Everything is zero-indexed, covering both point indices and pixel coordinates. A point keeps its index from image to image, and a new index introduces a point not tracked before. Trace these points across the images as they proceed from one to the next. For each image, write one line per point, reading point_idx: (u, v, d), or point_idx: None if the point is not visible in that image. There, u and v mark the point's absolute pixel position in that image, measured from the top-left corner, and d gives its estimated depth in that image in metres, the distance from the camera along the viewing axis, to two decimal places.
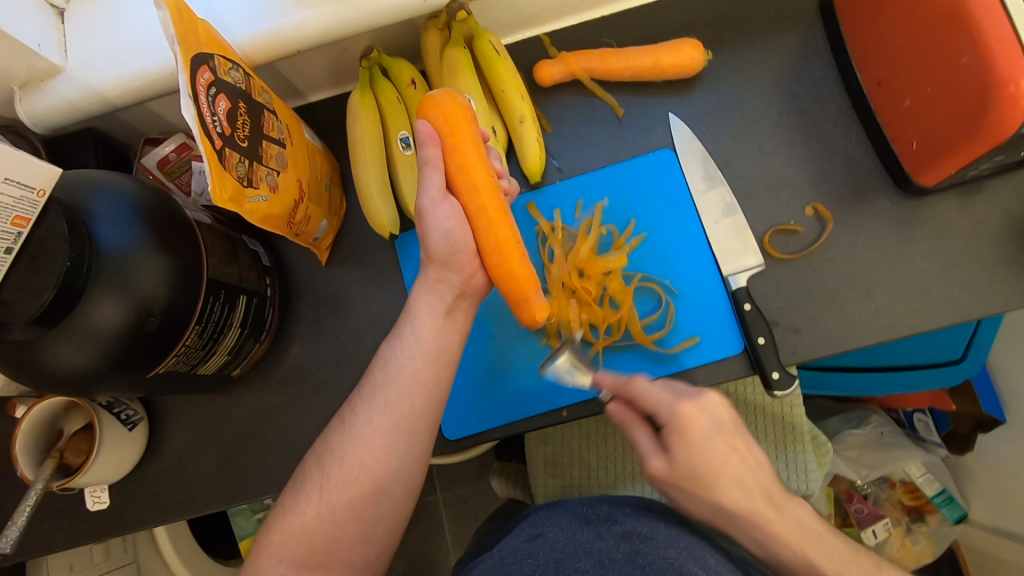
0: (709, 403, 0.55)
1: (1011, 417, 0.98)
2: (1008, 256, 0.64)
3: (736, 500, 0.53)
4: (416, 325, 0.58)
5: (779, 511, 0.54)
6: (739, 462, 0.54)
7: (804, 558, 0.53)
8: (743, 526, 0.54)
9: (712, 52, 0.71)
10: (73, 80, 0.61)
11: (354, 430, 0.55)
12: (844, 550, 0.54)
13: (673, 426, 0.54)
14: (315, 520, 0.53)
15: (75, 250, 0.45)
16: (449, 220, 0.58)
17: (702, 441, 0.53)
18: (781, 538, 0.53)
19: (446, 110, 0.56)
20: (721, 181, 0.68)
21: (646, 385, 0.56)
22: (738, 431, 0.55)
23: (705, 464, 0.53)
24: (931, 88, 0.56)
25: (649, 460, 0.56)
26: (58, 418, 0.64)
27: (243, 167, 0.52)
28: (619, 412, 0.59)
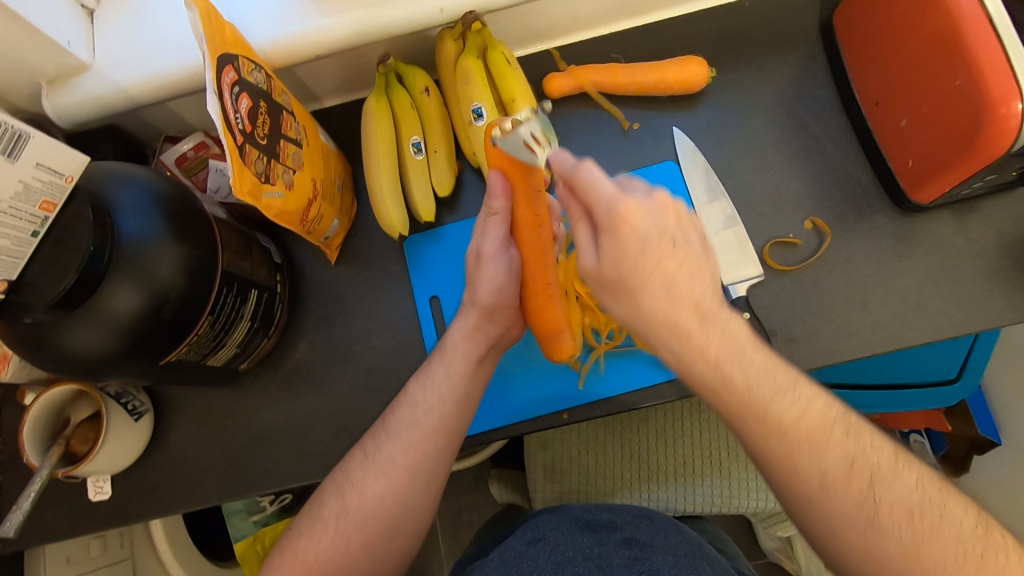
0: (652, 204, 0.48)
1: (1006, 438, 0.99)
2: (1002, 274, 0.65)
3: (657, 304, 0.47)
4: (448, 367, 0.62)
5: (703, 322, 0.46)
6: (675, 267, 0.47)
7: (718, 370, 0.46)
8: (666, 339, 0.47)
9: (716, 69, 0.73)
10: (100, 77, 0.63)
11: (375, 465, 0.58)
12: (767, 364, 0.46)
13: (608, 225, 0.47)
14: (329, 550, 0.55)
15: (98, 237, 0.47)
16: (502, 272, 0.63)
17: (636, 247, 0.46)
18: (695, 349, 0.46)
19: (515, 163, 0.57)
20: (722, 193, 0.69)
21: (594, 171, 0.48)
22: (684, 238, 0.48)
23: (633, 268, 0.47)
24: (927, 107, 0.59)
25: (586, 255, 0.51)
26: (65, 406, 0.64)
27: (262, 163, 0.53)
28: (566, 199, 0.53)
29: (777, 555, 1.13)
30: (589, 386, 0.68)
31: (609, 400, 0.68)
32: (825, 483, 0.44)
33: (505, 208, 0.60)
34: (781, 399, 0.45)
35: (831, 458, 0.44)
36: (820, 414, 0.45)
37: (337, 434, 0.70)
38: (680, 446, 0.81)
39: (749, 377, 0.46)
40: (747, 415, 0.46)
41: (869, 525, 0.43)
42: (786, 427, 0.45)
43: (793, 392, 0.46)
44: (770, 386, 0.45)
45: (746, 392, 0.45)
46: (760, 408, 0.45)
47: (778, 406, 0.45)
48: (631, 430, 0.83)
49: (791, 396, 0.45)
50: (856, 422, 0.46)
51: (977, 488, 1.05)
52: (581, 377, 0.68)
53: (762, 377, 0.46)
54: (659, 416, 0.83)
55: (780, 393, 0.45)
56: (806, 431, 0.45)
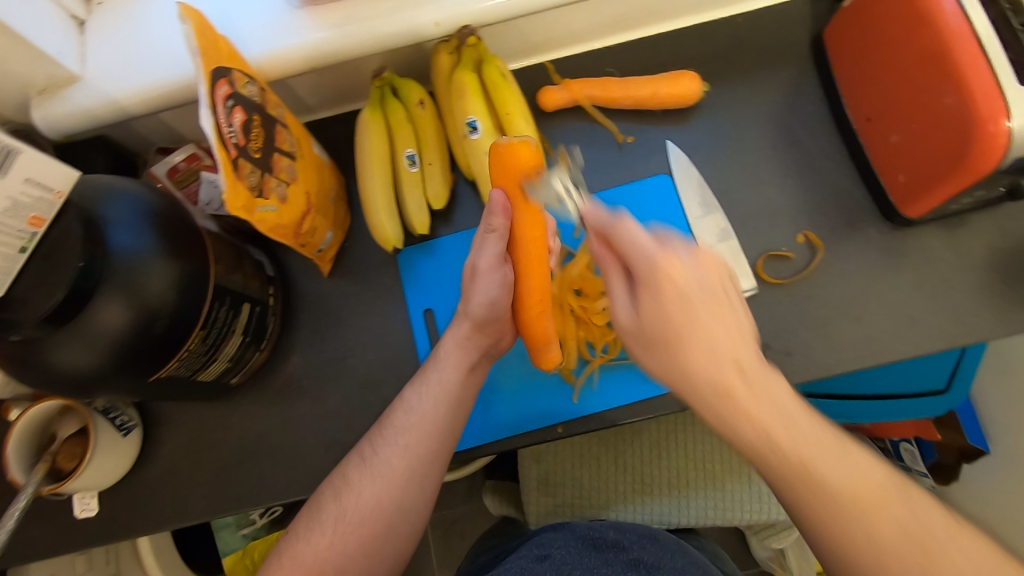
0: (693, 259, 0.48)
1: (995, 447, 1.00)
2: (991, 287, 0.66)
3: (700, 364, 0.46)
4: (442, 374, 0.61)
5: (747, 381, 0.45)
6: (713, 318, 0.46)
7: (767, 437, 0.45)
8: (714, 405, 0.46)
9: (709, 84, 0.74)
10: (91, 88, 0.62)
11: (372, 469, 0.58)
12: (818, 437, 0.45)
13: (647, 279, 0.48)
14: (326, 552, 0.55)
15: (88, 252, 0.46)
16: (496, 288, 0.60)
17: (677, 296, 0.47)
18: (745, 415, 0.45)
19: (524, 172, 0.58)
20: (719, 208, 0.71)
21: (633, 229, 0.48)
22: (727, 293, 0.48)
23: (675, 320, 0.46)
24: (917, 124, 0.59)
25: (620, 313, 0.51)
26: (51, 422, 0.63)
27: (255, 178, 0.53)
28: (600, 252, 0.52)
29: (770, 565, 1.13)
30: (583, 401, 0.68)
31: (604, 414, 0.68)
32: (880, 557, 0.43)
33: (506, 224, 0.59)
34: (827, 458, 0.45)
35: (886, 528, 0.44)
36: (875, 482, 0.46)
37: (330, 448, 0.69)
38: (673, 459, 0.81)
39: (801, 445, 0.45)
40: (795, 483, 0.45)
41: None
42: (836, 497, 0.44)
43: (840, 446, 0.46)
44: (825, 459, 0.45)
45: (798, 458, 0.44)
46: (816, 483, 0.45)
47: (834, 475, 0.45)
48: (625, 443, 0.82)
49: (837, 455, 0.46)
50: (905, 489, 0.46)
51: (967, 496, 1.06)
52: (575, 391, 0.68)
53: (818, 449, 0.45)
54: (653, 429, 0.83)
55: (836, 461, 0.45)
56: (859, 494, 0.45)
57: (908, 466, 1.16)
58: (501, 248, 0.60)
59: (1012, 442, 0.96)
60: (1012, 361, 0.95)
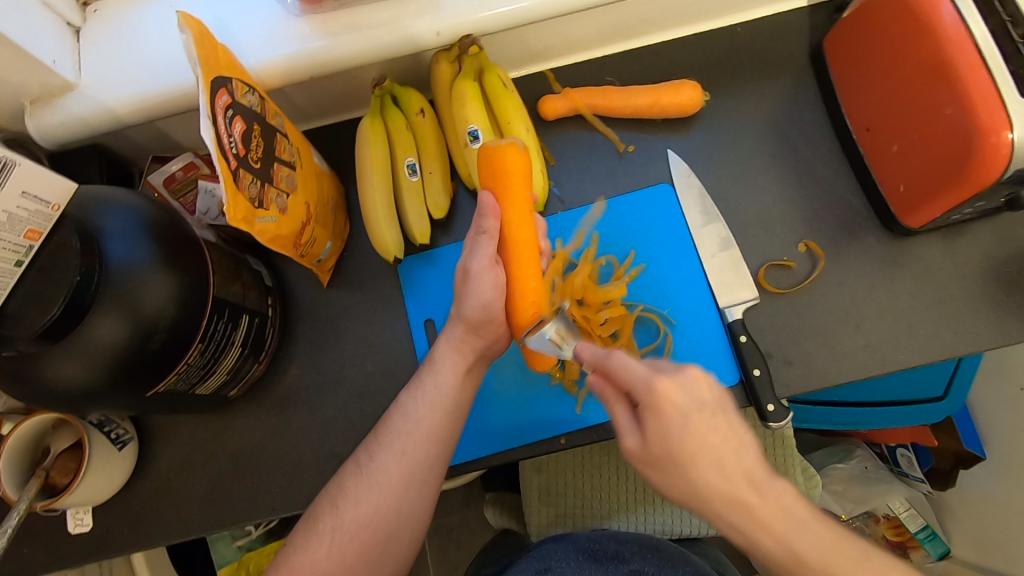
0: (687, 377, 0.47)
1: (991, 453, 1.01)
2: (990, 296, 0.66)
3: (710, 481, 0.46)
4: (437, 378, 0.60)
5: (757, 491, 0.46)
6: (718, 442, 0.46)
7: (777, 538, 0.46)
8: (722, 510, 0.47)
9: (709, 93, 0.74)
10: (87, 97, 0.62)
11: (369, 476, 0.57)
12: (828, 537, 0.47)
13: (646, 404, 0.47)
14: (324, 561, 0.54)
15: (85, 266, 0.46)
16: (490, 291, 0.58)
17: (678, 423, 0.46)
18: (764, 526, 0.46)
19: (514, 171, 0.56)
20: (718, 217, 0.70)
21: (624, 359, 0.49)
22: (722, 407, 0.47)
23: (679, 444, 0.46)
24: (917, 134, 0.60)
25: (626, 442, 0.49)
26: (45, 437, 0.62)
27: (255, 188, 0.52)
28: (599, 384, 0.52)
29: (768, 572, 1.13)
30: (586, 411, 0.68)
31: (607, 424, 0.67)
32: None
33: (497, 226, 0.57)
34: (828, 546, 0.47)
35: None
36: (864, 560, 0.47)
37: (329, 460, 0.69)
38: None
39: (795, 533, 0.46)
40: (791, 574, 0.47)
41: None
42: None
43: (832, 536, 0.47)
44: (843, 559, 0.47)
45: (799, 560, 0.46)
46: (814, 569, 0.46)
47: (838, 567, 0.46)
48: (627, 452, 0.82)
49: (832, 541, 0.47)
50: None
51: (963, 502, 1.07)
52: (577, 401, 0.68)
53: (809, 535, 0.47)
54: None
55: (829, 541, 0.47)
56: (851, 573, 0.46)
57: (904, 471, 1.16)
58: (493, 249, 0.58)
59: (1008, 448, 0.97)
60: (1008, 367, 0.95)
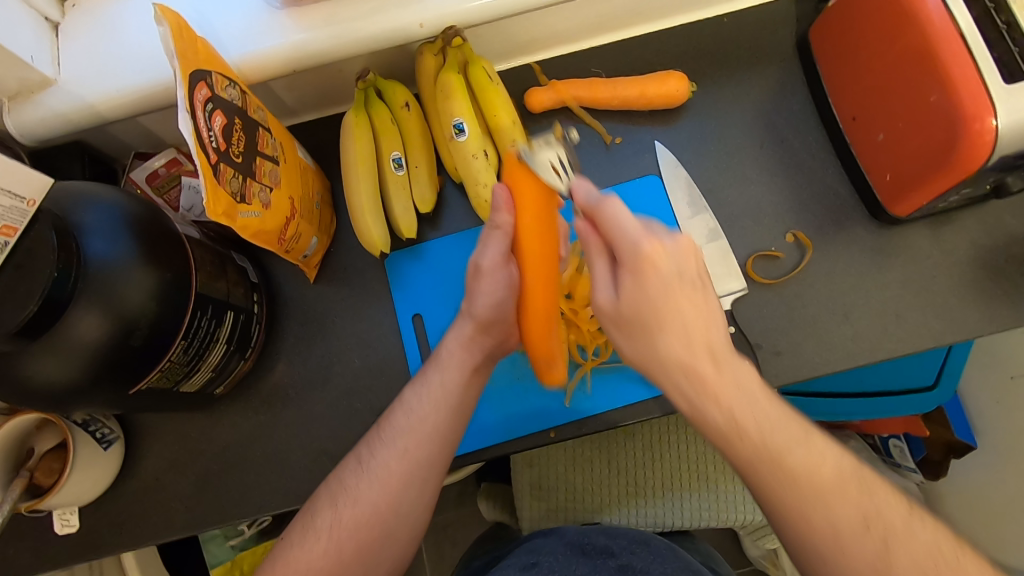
0: (676, 245, 0.49)
1: (982, 442, 1.01)
2: (978, 283, 0.66)
3: (674, 347, 0.47)
4: (444, 376, 0.60)
5: (717, 365, 0.47)
6: (692, 312, 0.47)
7: (733, 420, 0.46)
8: (677, 379, 0.48)
9: (696, 83, 0.73)
10: (66, 93, 0.61)
11: (370, 472, 0.56)
12: (777, 413, 0.46)
13: (631, 265, 0.49)
14: (321, 559, 0.52)
15: (63, 262, 0.45)
16: (501, 288, 0.61)
17: (657, 285, 0.48)
18: (710, 395, 0.46)
19: (529, 194, 0.58)
20: (705, 207, 0.70)
21: (618, 208, 0.49)
22: (704, 282, 0.49)
23: (651, 308, 0.48)
24: (903, 122, 0.60)
25: (601, 296, 0.52)
26: (29, 437, 0.61)
27: (237, 183, 0.52)
28: (586, 234, 0.53)
29: (761, 564, 1.14)
30: (575, 404, 0.68)
31: (596, 417, 0.67)
32: (840, 543, 0.43)
33: (510, 222, 0.60)
34: (796, 446, 0.45)
35: (843, 512, 0.44)
36: (835, 468, 0.45)
37: (318, 457, 0.68)
38: (667, 460, 0.81)
39: (764, 427, 0.46)
40: (759, 464, 0.45)
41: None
42: (799, 479, 0.44)
43: (805, 444, 0.46)
44: (785, 434, 0.45)
45: (761, 446, 0.45)
46: (777, 456, 0.45)
47: (791, 454, 0.45)
48: (618, 446, 0.82)
49: (805, 448, 0.46)
50: (867, 475, 0.46)
51: (955, 492, 1.07)
52: (567, 395, 0.68)
53: (776, 424, 0.46)
54: (646, 430, 0.82)
55: (799, 440, 0.46)
56: (819, 485, 0.44)
57: (896, 462, 1.17)
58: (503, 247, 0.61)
59: (998, 436, 0.97)
60: (998, 356, 0.96)
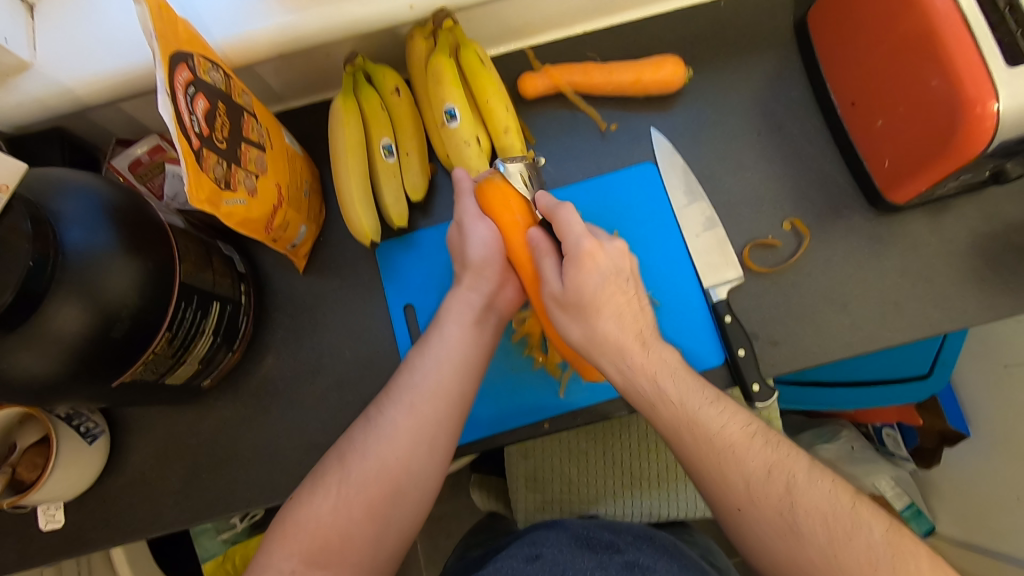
0: (613, 247, 0.57)
1: (975, 431, 1.01)
2: (975, 272, 0.66)
3: (610, 330, 0.55)
4: (446, 331, 0.60)
5: (644, 347, 0.55)
6: (624, 301, 0.56)
7: (657, 386, 0.54)
8: (610, 356, 0.55)
9: (693, 69, 0.72)
10: (43, 77, 0.59)
11: (378, 429, 0.55)
12: (698, 388, 0.54)
13: (574, 257, 0.55)
14: (331, 517, 0.52)
15: (39, 251, 0.43)
16: (487, 235, 0.61)
17: (596, 278, 0.55)
18: (641, 369, 0.54)
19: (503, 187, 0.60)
20: (702, 195, 0.69)
21: (569, 215, 0.57)
22: (632, 278, 0.58)
23: (592, 296, 0.55)
24: (902, 107, 0.59)
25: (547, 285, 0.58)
26: (11, 431, 0.60)
27: (221, 169, 0.50)
28: (536, 234, 0.59)
29: None
30: (571, 395, 0.67)
31: (592, 408, 0.66)
32: (749, 492, 0.49)
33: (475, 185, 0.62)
34: (710, 409, 0.53)
35: (753, 466, 0.50)
36: (744, 428, 0.52)
37: (308, 450, 0.67)
38: (663, 451, 0.80)
39: (682, 393, 0.53)
40: (681, 428, 0.53)
41: (790, 533, 0.47)
42: (712, 439, 0.51)
43: (720, 406, 0.53)
44: (698, 402, 0.53)
45: (682, 407, 0.53)
46: (693, 418, 0.52)
47: (706, 421, 0.52)
48: (615, 437, 0.81)
49: (719, 410, 0.53)
50: (775, 436, 0.52)
51: (948, 480, 1.07)
52: (562, 385, 0.67)
53: (692, 394, 0.53)
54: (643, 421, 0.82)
55: (716, 408, 0.53)
56: (728, 441, 0.51)
57: (890, 451, 1.17)
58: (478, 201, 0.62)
59: (992, 425, 0.97)
60: (993, 345, 0.96)
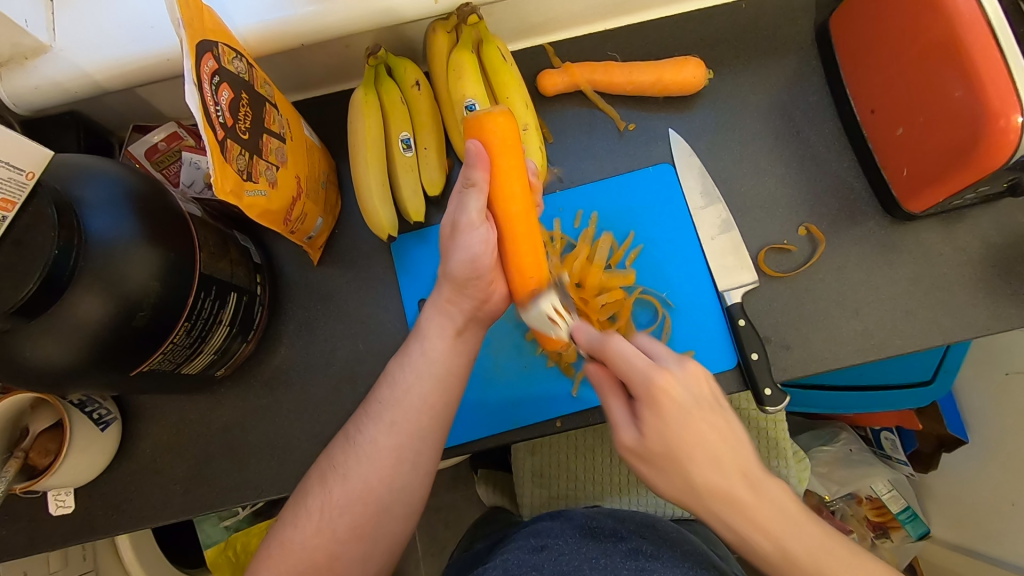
0: (685, 371, 0.48)
1: (974, 437, 1.02)
2: (987, 282, 0.66)
3: (708, 479, 0.47)
4: (425, 344, 0.57)
5: (752, 488, 0.47)
6: (714, 437, 0.47)
7: (777, 541, 0.46)
8: (717, 510, 0.47)
9: (713, 71, 0.72)
10: (62, 60, 0.58)
11: (358, 449, 0.54)
12: (823, 539, 0.47)
13: (643, 397, 0.48)
14: (315, 537, 0.51)
15: (64, 238, 0.43)
16: (479, 246, 0.54)
17: (677, 419, 0.47)
18: (755, 523, 0.46)
19: (504, 139, 0.53)
20: (718, 198, 0.69)
21: (623, 346, 0.49)
22: (718, 404, 0.49)
23: (677, 439, 0.47)
24: (924, 117, 0.59)
25: (623, 434, 0.51)
26: (24, 417, 0.60)
27: (243, 160, 0.50)
28: (596, 371, 0.53)
29: None
30: (583, 394, 0.67)
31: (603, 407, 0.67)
32: None
33: (485, 177, 0.53)
34: (851, 570, 0.46)
35: None
36: None
37: (320, 442, 0.67)
38: None
39: (812, 550, 0.46)
40: None
41: None
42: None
43: (857, 564, 0.46)
44: (839, 561, 0.46)
45: (814, 568, 0.46)
46: None
47: (838, 570, 0.46)
48: None
49: (857, 568, 0.46)
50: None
51: (944, 484, 1.08)
52: (574, 384, 0.67)
53: (823, 550, 0.46)
54: None
55: (849, 562, 0.46)
56: None
57: (887, 454, 1.18)
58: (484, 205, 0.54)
59: (991, 432, 0.98)
60: (996, 354, 0.96)
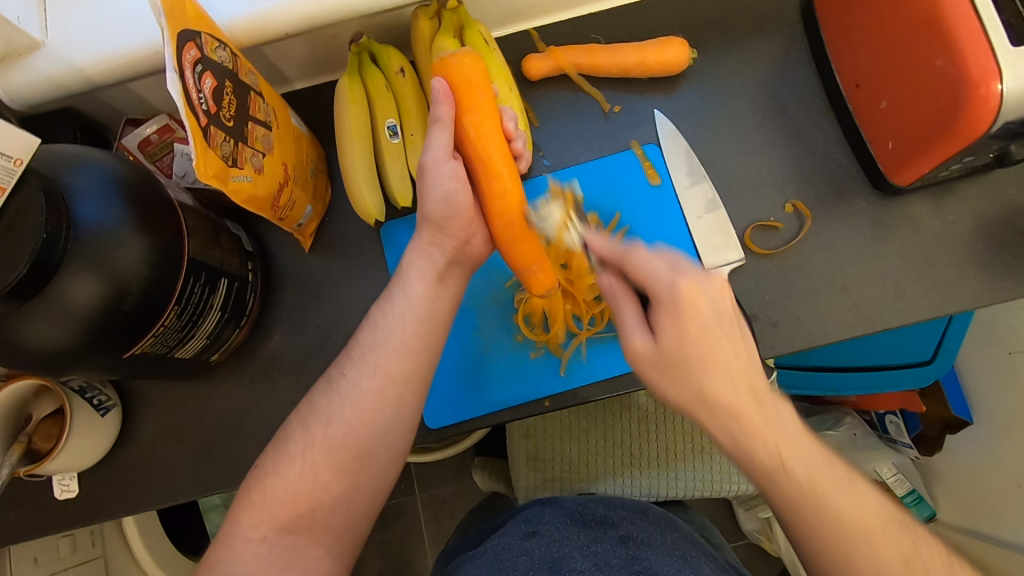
0: (712, 286, 0.51)
1: (978, 418, 1.01)
2: (979, 256, 0.66)
3: (720, 390, 0.48)
4: (408, 288, 0.58)
5: (760, 407, 0.48)
6: (731, 355, 0.49)
7: (777, 456, 0.47)
8: (722, 424, 0.48)
9: (698, 51, 0.72)
10: (54, 56, 0.60)
11: (340, 392, 0.55)
12: (825, 465, 0.48)
13: (670, 304, 0.50)
14: (299, 483, 0.52)
15: (52, 224, 0.44)
16: (450, 183, 0.59)
17: (700, 335, 0.49)
18: (759, 435, 0.47)
19: (470, 82, 0.59)
20: (704, 176, 0.69)
21: (644, 255, 0.53)
22: (736, 322, 0.51)
23: (696, 348, 0.49)
24: (908, 89, 0.58)
25: (634, 337, 0.52)
26: (27, 403, 0.62)
27: (228, 146, 0.51)
28: (609, 284, 0.56)
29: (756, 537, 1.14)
30: (571, 373, 0.68)
31: (592, 387, 0.67)
32: None
33: (449, 113, 0.57)
34: (841, 491, 0.47)
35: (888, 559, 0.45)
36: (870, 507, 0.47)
37: None
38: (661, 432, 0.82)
39: (813, 473, 0.47)
40: (807, 510, 0.46)
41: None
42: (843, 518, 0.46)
43: (851, 486, 0.48)
44: (834, 483, 0.47)
45: (810, 487, 0.47)
46: (819, 499, 0.46)
47: (836, 498, 0.47)
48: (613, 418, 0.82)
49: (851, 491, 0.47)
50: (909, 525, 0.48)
51: (949, 466, 1.07)
52: (563, 364, 0.68)
53: (822, 470, 0.47)
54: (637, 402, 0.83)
55: (844, 488, 0.47)
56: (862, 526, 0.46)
57: (892, 437, 1.16)
58: (449, 140, 0.58)
59: (995, 411, 0.97)
60: (999, 332, 0.95)
